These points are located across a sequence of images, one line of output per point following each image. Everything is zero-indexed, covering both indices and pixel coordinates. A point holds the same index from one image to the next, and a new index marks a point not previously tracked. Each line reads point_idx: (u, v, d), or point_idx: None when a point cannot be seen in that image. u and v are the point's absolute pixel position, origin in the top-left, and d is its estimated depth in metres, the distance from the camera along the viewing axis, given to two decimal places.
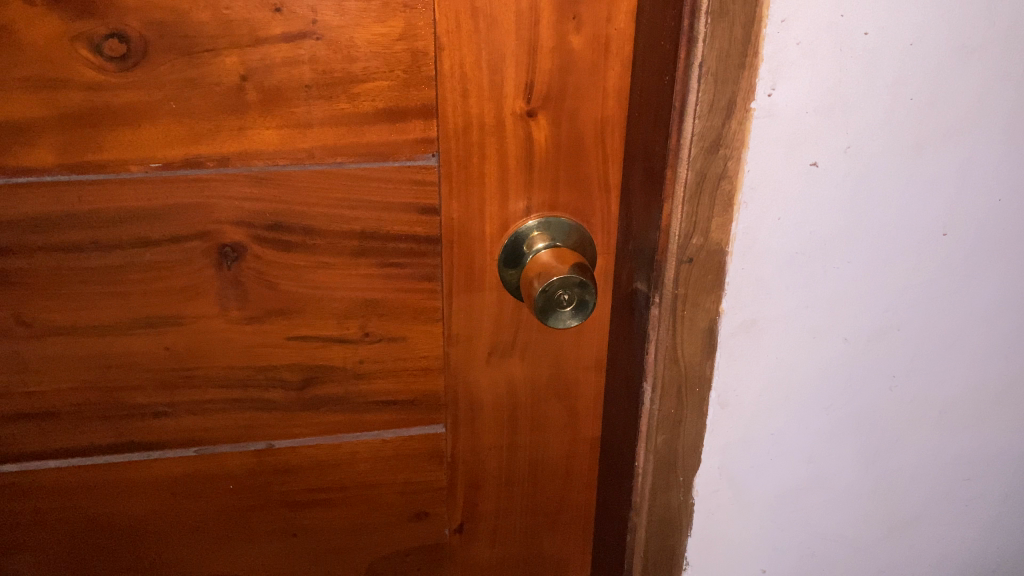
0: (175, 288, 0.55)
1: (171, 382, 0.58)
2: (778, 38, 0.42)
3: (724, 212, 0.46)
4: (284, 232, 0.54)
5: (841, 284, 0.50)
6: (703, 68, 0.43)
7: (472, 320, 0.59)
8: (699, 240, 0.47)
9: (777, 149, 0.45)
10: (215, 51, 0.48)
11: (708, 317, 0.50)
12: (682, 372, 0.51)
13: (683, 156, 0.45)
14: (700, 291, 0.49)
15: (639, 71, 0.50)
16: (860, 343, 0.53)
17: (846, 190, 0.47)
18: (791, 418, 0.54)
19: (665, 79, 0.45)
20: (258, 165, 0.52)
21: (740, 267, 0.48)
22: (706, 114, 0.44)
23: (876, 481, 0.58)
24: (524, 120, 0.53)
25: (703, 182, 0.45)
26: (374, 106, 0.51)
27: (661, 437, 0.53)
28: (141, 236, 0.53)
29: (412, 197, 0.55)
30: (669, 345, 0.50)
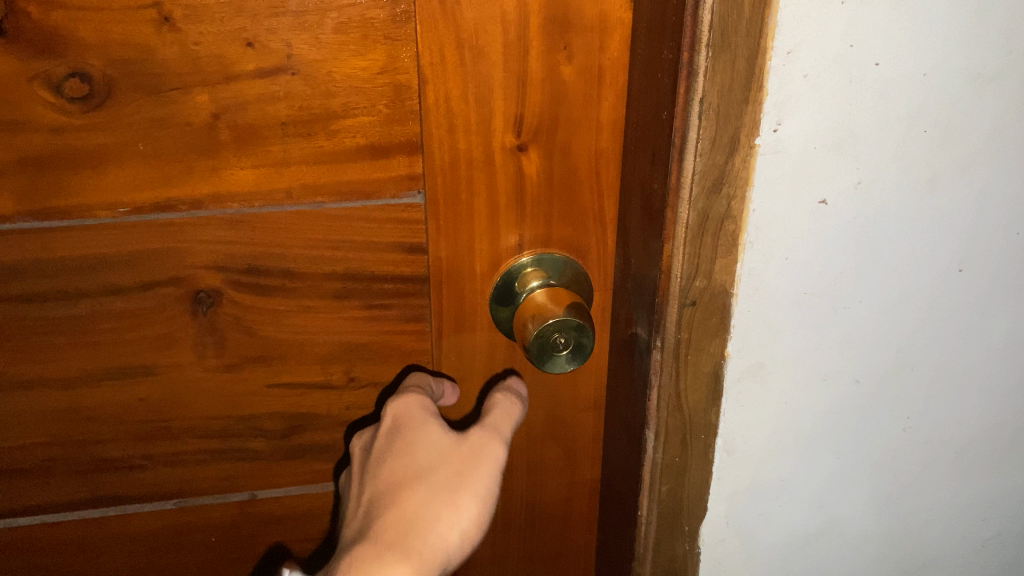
0: (148, 336, 0.52)
1: (147, 434, 0.55)
2: (783, 70, 0.39)
3: (728, 253, 0.44)
4: (262, 275, 0.51)
5: (852, 325, 0.48)
6: (704, 104, 0.40)
7: (463, 362, 0.56)
8: (703, 282, 0.44)
9: (784, 187, 0.43)
10: (184, 89, 0.45)
11: (712, 361, 0.47)
12: (687, 418, 0.49)
13: (683, 196, 0.42)
14: (704, 335, 0.46)
15: (635, 103, 0.47)
16: (872, 385, 0.50)
17: (856, 227, 0.45)
18: (800, 463, 0.52)
19: (662, 115, 0.42)
20: (233, 207, 0.49)
21: (745, 310, 0.46)
22: (707, 153, 0.41)
23: (890, 523, 0.56)
24: (515, 154, 0.50)
25: (705, 224, 0.43)
26: (356, 143, 0.49)
27: (665, 486, 0.51)
28: (111, 283, 0.50)
29: (397, 236, 0.52)
30: (673, 391, 0.48)
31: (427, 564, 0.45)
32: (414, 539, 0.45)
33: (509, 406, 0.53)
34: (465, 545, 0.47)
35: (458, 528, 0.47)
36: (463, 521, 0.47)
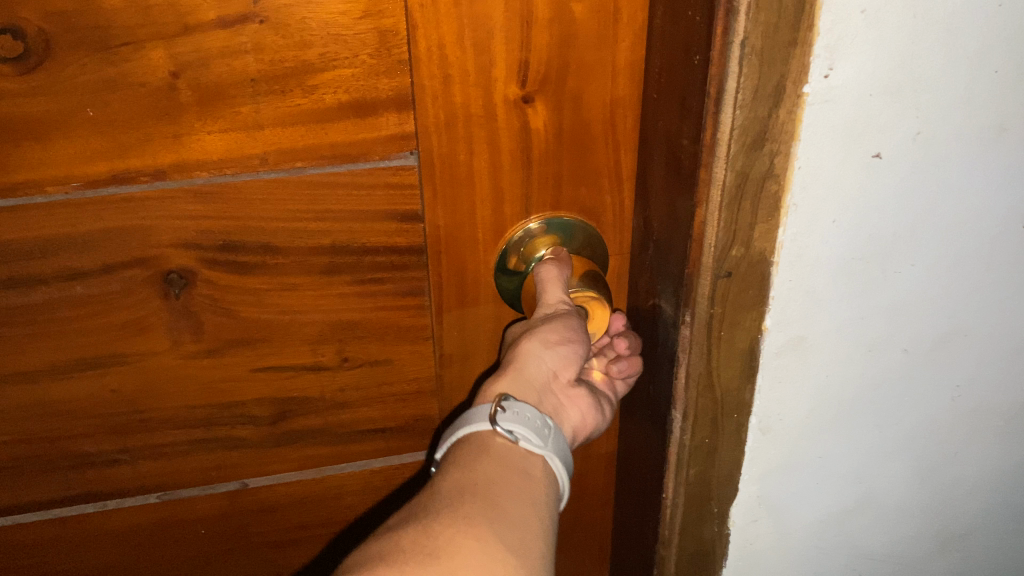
0: (115, 322, 0.47)
1: (123, 428, 0.50)
2: (838, 4, 0.33)
3: (769, 218, 0.38)
4: (240, 252, 0.46)
5: (903, 291, 0.43)
6: (747, 48, 0.34)
7: (466, 336, 0.51)
8: (740, 251, 0.39)
9: (834, 141, 0.37)
10: (136, 43, 0.39)
11: (748, 337, 0.42)
12: (718, 399, 0.44)
13: (719, 154, 0.37)
14: (739, 308, 0.41)
15: (658, 46, 0.41)
16: (920, 354, 0.45)
17: (913, 183, 0.39)
18: (838, 437, 0.47)
19: (692, 59, 0.36)
20: (201, 177, 0.44)
21: (786, 280, 0.41)
22: (748, 104, 0.35)
23: (930, 495, 0.52)
24: (519, 107, 0.44)
25: (744, 184, 0.37)
26: (337, 100, 0.43)
27: (693, 469, 0.46)
28: (69, 267, 0.44)
29: (388, 203, 0.46)
30: (704, 369, 0.43)
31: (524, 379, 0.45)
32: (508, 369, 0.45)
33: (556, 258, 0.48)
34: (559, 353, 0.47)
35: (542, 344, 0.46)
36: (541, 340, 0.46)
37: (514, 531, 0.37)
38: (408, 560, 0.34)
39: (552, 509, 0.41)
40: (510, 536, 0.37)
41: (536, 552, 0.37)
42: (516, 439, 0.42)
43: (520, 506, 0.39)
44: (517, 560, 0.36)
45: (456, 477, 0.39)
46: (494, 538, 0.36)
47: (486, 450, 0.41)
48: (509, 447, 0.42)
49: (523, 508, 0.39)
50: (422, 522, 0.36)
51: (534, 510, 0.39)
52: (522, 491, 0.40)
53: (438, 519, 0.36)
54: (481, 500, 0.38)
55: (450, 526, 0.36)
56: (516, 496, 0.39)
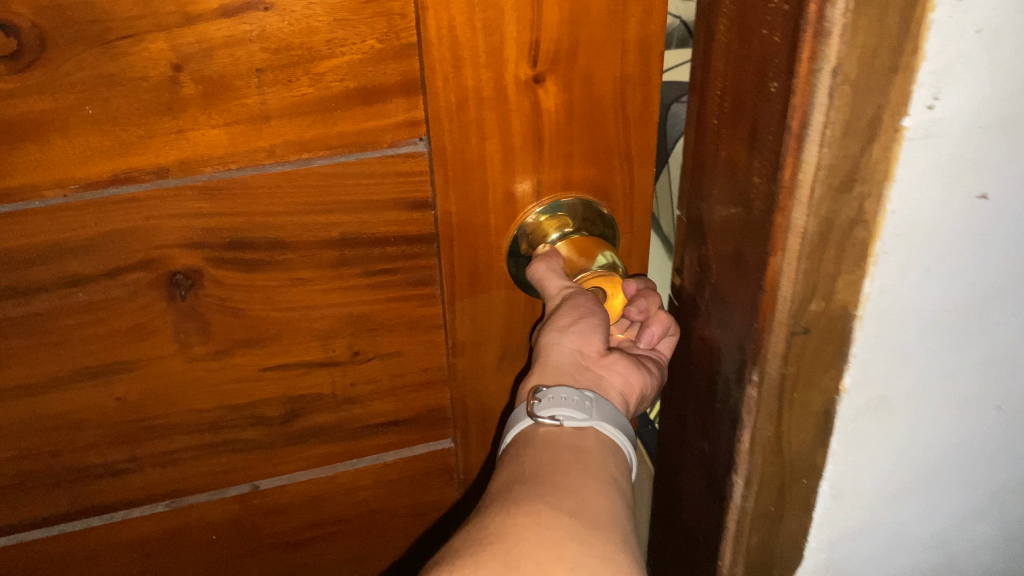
0: (120, 329, 0.45)
1: (130, 436, 0.49)
2: (949, 24, 0.32)
3: (853, 268, 0.38)
4: (248, 249, 0.45)
5: (988, 348, 0.44)
6: (839, 77, 0.32)
7: (479, 324, 0.50)
8: (819, 305, 0.39)
9: (935, 188, 0.37)
10: (135, 36, 0.38)
11: (823, 398, 0.43)
12: (785, 462, 0.45)
13: (800, 197, 0.36)
14: (814, 369, 0.42)
15: (720, 68, 0.39)
16: (1000, 411, 0.48)
17: (1009, 239, 0.40)
18: (913, 485, 0.50)
19: (768, 85, 0.35)
20: (206, 173, 0.42)
21: (871, 335, 0.41)
22: (837, 141, 0.34)
23: (989, 530, 0.55)
24: (530, 88, 0.43)
25: (829, 232, 0.37)
26: (345, 87, 0.41)
27: (755, 536, 0.48)
28: (71, 274, 0.43)
29: (397, 191, 0.45)
30: (772, 433, 0.44)
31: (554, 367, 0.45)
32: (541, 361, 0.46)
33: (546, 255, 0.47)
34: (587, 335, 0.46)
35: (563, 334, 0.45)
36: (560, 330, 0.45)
37: (573, 497, 0.39)
38: (464, 553, 0.36)
39: (612, 470, 0.42)
40: (569, 503, 0.38)
41: (600, 507, 0.39)
42: (561, 422, 0.43)
43: (576, 473, 0.40)
44: (579, 520, 0.38)
45: (511, 471, 0.41)
46: (553, 509, 0.38)
47: (533, 438, 0.43)
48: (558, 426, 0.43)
49: (584, 480, 0.40)
50: (497, 517, 0.38)
51: (595, 477, 0.41)
52: (575, 461, 0.41)
53: (509, 510, 0.38)
54: (535, 483, 0.40)
55: (525, 515, 0.37)
56: (572, 467, 0.41)
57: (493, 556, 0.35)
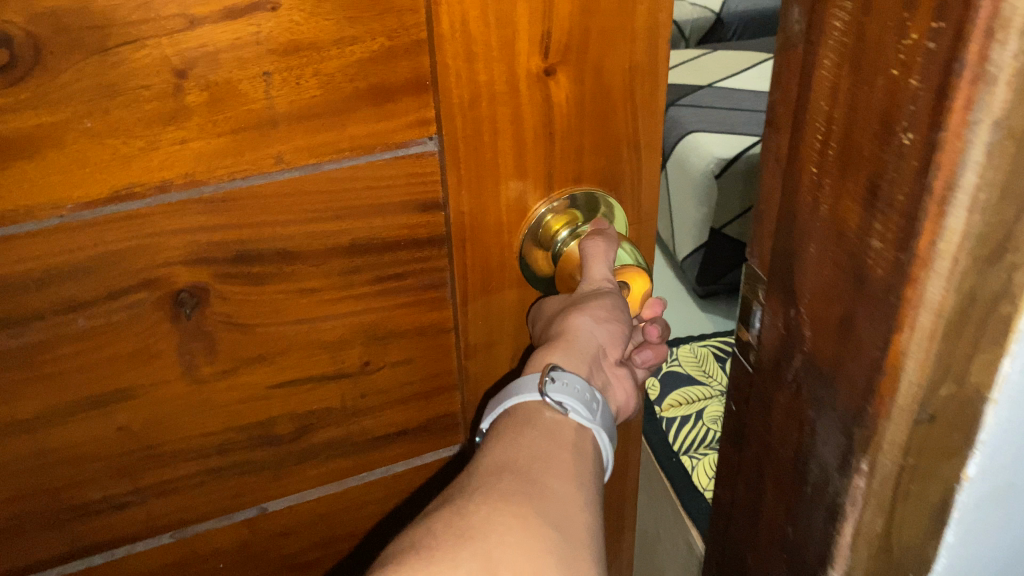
0: (122, 354, 0.42)
1: (133, 467, 0.46)
2: None
3: (993, 345, 0.32)
4: (256, 261, 0.43)
5: None
6: (1005, 127, 0.27)
7: (491, 324, 0.49)
8: (949, 390, 0.33)
9: None
10: (137, 41, 0.35)
11: (942, 488, 0.37)
12: (893, 559, 0.40)
13: (940, 267, 0.30)
14: (937, 459, 0.36)
15: (823, 107, 0.34)
16: None
17: None
18: None
19: (896, 135, 0.30)
20: (210, 187, 0.40)
21: (1006, 418, 0.34)
22: (993, 205, 0.28)
23: None
24: (542, 80, 0.42)
25: (972, 305, 0.31)
26: (355, 88, 0.40)
27: None
28: (69, 299, 0.40)
29: (407, 193, 0.44)
30: (881, 528, 0.38)
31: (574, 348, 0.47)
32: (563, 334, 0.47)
33: (597, 231, 0.47)
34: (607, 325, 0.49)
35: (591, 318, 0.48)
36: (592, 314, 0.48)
37: (557, 506, 0.39)
38: (442, 542, 0.36)
39: (592, 482, 0.43)
40: (552, 511, 0.39)
41: (581, 523, 0.40)
42: (566, 411, 0.45)
43: (564, 484, 0.41)
44: (560, 531, 0.38)
45: (497, 461, 0.42)
46: (536, 514, 0.38)
47: (530, 426, 0.44)
48: (556, 422, 0.45)
49: (570, 491, 0.41)
50: (481, 510, 0.38)
51: (577, 486, 0.42)
52: (566, 471, 0.42)
53: (494, 505, 0.38)
54: (521, 482, 0.40)
55: (511, 516, 0.38)
56: (561, 474, 0.42)
57: (473, 552, 0.35)
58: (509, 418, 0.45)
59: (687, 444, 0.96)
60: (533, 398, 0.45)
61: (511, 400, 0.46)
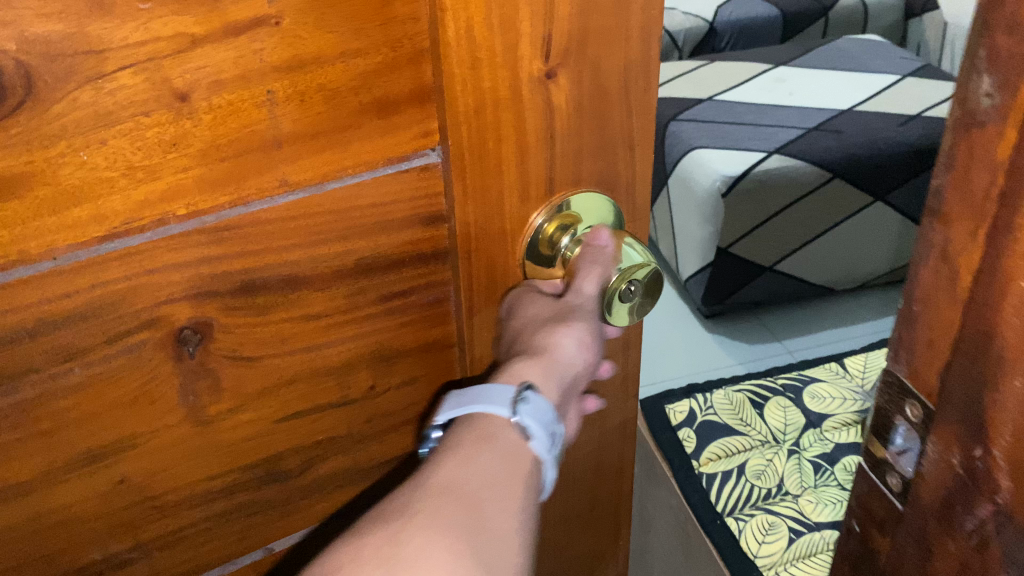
0: (122, 403, 0.40)
1: (135, 521, 0.43)
2: None
3: None
4: (262, 291, 0.40)
5: None
6: None
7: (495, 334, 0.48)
8: None
9: None
10: (136, 65, 0.33)
11: None
12: None
13: None
14: None
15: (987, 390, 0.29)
16: None
17: None
18: None
19: None
20: (212, 218, 0.38)
21: None
22: None
23: None
24: (543, 83, 0.42)
25: None
26: (360, 102, 0.38)
27: None
28: (66, 349, 0.37)
29: (411, 208, 0.43)
30: None
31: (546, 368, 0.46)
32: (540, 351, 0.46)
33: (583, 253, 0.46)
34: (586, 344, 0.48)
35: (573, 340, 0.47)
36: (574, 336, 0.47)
37: (493, 549, 0.37)
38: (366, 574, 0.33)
39: (534, 523, 0.41)
40: (487, 552, 0.36)
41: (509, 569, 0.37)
42: (530, 435, 0.43)
43: (509, 520, 0.38)
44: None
45: (448, 475, 0.39)
46: (472, 553, 0.36)
47: (490, 445, 0.41)
48: (517, 448, 0.42)
49: (513, 530, 0.38)
50: (416, 539, 0.35)
51: (519, 527, 0.39)
52: (515, 505, 0.39)
53: (422, 537, 0.35)
54: (466, 509, 0.37)
55: (443, 551, 0.35)
56: (506, 507, 0.39)
57: None
58: (464, 430, 0.42)
59: (731, 504, 1.05)
60: (499, 412, 0.43)
61: (476, 407, 0.43)
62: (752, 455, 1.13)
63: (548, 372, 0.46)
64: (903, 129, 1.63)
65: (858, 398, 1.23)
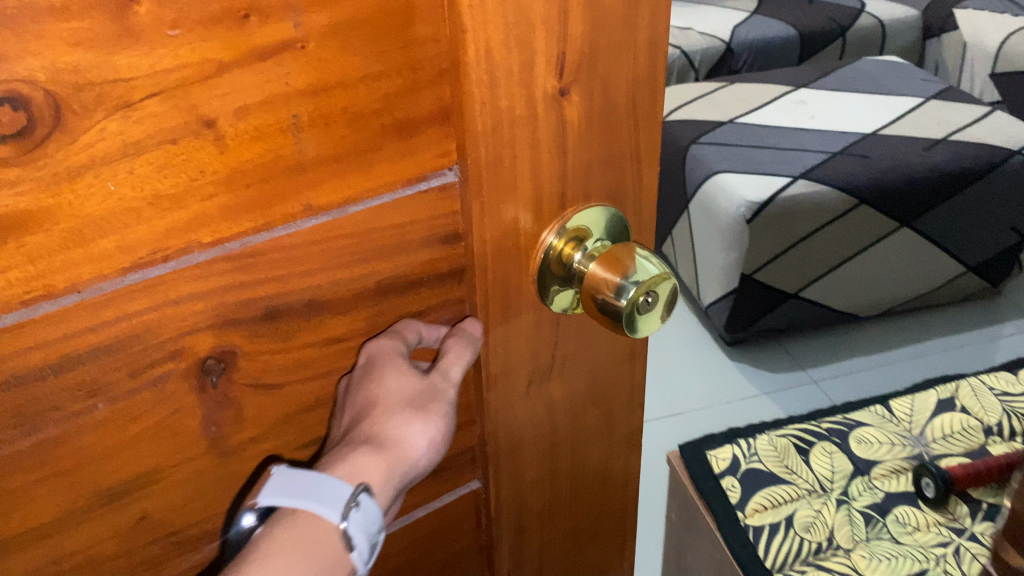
0: (146, 440, 0.39)
1: (156, 556, 0.43)
2: None
3: None
4: (284, 317, 0.40)
5: None
6: None
7: (510, 352, 0.48)
8: None
9: None
10: (163, 92, 0.33)
11: None
12: None
13: None
14: None
15: None
16: None
17: None
18: None
19: None
20: (236, 244, 0.37)
21: None
22: None
23: None
24: (556, 100, 0.42)
25: None
26: (381, 124, 0.38)
27: None
28: (92, 385, 0.36)
29: (428, 229, 0.43)
30: None
31: (393, 459, 0.46)
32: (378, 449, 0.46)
33: (467, 331, 0.46)
34: (420, 429, 0.47)
35: (410, 427, 0.47)
36: (425, 422, 0.47)
37: None
38: None
39: None
40: None
41: None
42: (352, 547, 0.42)
43: None
44: None
45: None
46: None
47: (304, 554, 0.40)
48: (331, 559, 0.41)
49: None
50: None
51: None
52: None
53: None
54: None
55: None
56: None
57: None
58: (293, 524, 0.41)
59: (781, 561, 1.05)
60: (333, 515, 0.42)
61: (308, 504, 0.42)
62: (800, 505, 1.12)
63: (393, 461, 0.46)
64: (926, 154, 1.56)
65: (908, 441, 1.21)
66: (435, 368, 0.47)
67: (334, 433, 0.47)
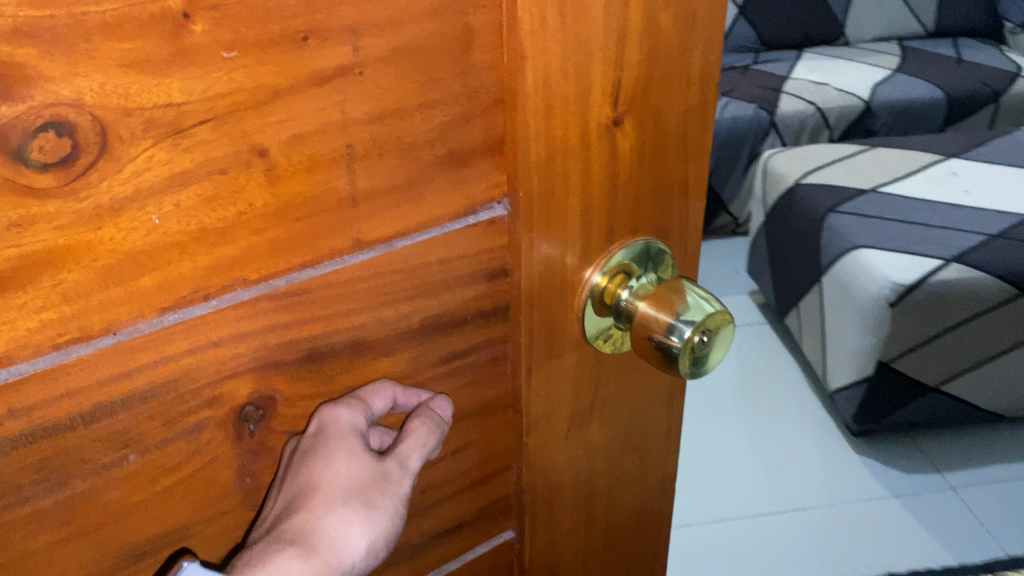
0: (178, 493, 0.37)
1: None
2: None
3: None
4: (327, 357, 0.38)
5: None
6: None
7: (552, 395, 0.45)
8: None
9: None
10: (216, 118, 0.30)
11: None
12: None
13: None
14: None
15: None
16: None
17: None
18: None
19: None
20: (282, 282, 0.35)
21: None
22: None
23: None
24: (610, 131, 0.39)
25: None
26: (434, 156, 0.36)
27: None
28: (125, 435, 0.34)
29: (474, 266, 0.41)
30: None
31: (321, 561, 0.38)
32: (306, 543, 0.39)
33: (432, 415, 0.42)
34: (359, 529, 0.40)
35: (347, 523, 0.40)
36: (366, 518, 0.40)
37: None
38: None
39: None
40: None
41: None
42: None
43: None
44: None
45: None
46: None
47: None
48: None
49: None
50: None
51: None
52: None
53: None
54: None
55: None
56: None
57: None
58: None
59: None
60: None
61: None
62: None
63: (320, 564, 0.38)
64: None
65: None
66: (392, 454, 0.42)
67: (254, 531, 0.40)
